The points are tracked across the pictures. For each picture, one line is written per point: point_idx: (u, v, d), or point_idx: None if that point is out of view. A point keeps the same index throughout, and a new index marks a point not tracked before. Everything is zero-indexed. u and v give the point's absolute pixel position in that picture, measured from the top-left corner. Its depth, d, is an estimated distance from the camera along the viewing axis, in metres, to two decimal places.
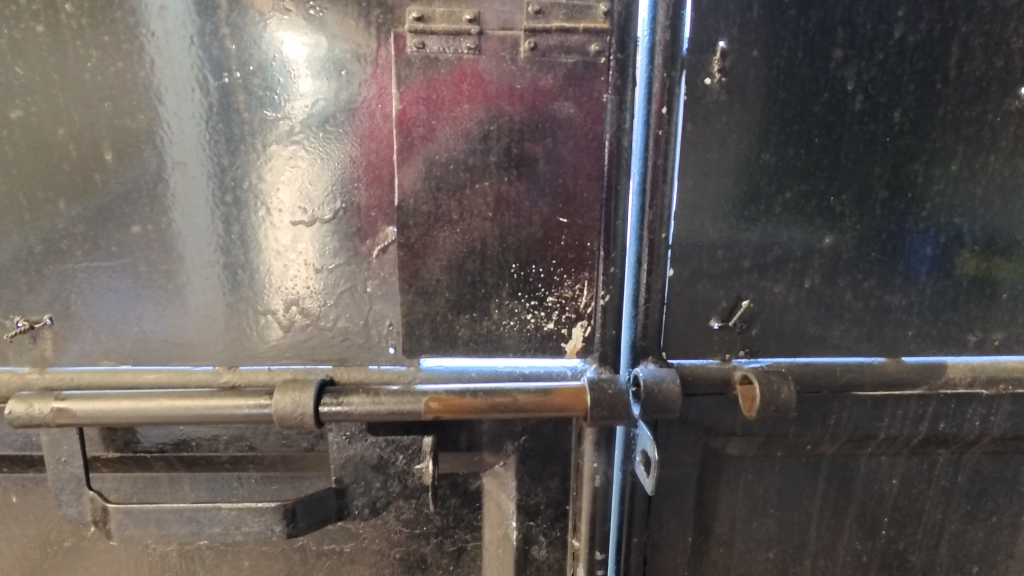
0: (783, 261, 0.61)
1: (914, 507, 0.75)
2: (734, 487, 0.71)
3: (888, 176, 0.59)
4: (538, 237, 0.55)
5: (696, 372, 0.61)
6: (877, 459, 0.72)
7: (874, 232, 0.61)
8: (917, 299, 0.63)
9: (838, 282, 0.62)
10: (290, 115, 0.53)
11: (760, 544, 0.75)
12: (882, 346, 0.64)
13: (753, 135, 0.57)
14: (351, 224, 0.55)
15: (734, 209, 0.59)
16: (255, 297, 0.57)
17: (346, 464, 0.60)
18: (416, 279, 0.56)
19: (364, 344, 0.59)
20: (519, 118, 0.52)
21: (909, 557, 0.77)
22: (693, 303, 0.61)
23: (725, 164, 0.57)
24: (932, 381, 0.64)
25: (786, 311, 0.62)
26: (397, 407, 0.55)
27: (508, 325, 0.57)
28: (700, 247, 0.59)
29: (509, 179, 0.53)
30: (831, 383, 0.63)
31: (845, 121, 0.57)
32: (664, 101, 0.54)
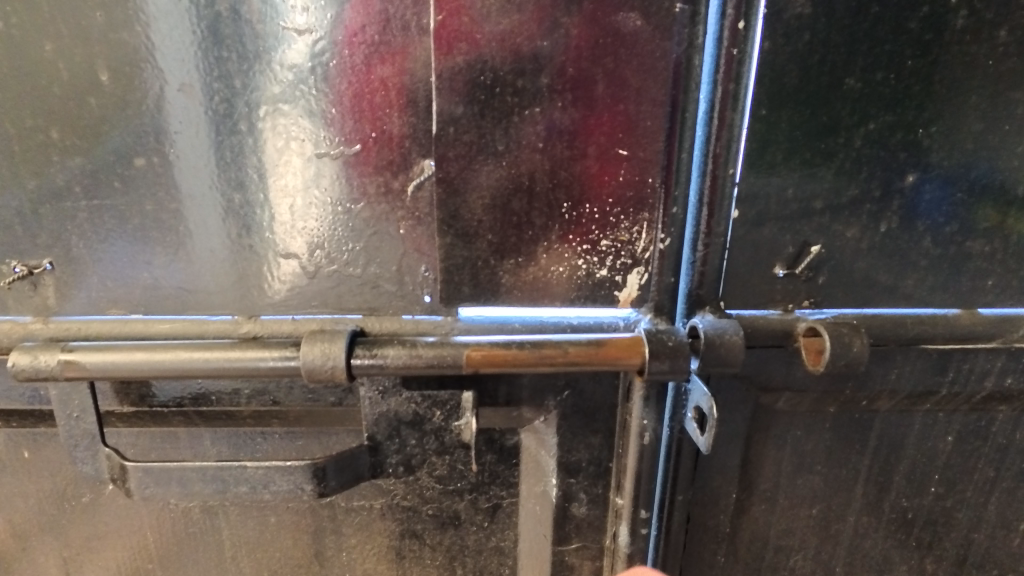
0: (859, 202, 0.54)
1: (970, 465, 0.71)
2: (783, 444, 0.67)
3: (985, 106, 0.52)
4: (594, 172, 0.49)
5: (756, 324, 0.57)
6: (933, 416, 0.68)
7: (963, 170, 0.54)
8: (1001, 246, 0.57)
9: (918, 227, 0.56)
10: (312, 28, 0.46)
11: (806, 502, 0.71)
12: (957, 296, 0.59)
13: (839, 57, 0.50)
14: (383, 156, 0.49)
15: (810, 142, 0.52)
16: (275, 239, 0.52)
17: (379, 420, 0.57)
18: (457, 219, 0.50)
19: (394, 292, 0.53)
20: (577, 32, 0.45)
21: (957, 515, 0.74)
22: (756, 249, 0.55)
23: (804, 90, 0.50)
24: (1006, 333, 0.60)
25: (857, 259, 0.56)
26: (437, 360, 0.50)
27: (556, 271, 0.52)
28: (770, 185, 0.53)
29: (564, 103, 0.47)
30: (901, 335, 0.59)
31: (943, 42, 0.50)
32: (740, 15, 0.48)
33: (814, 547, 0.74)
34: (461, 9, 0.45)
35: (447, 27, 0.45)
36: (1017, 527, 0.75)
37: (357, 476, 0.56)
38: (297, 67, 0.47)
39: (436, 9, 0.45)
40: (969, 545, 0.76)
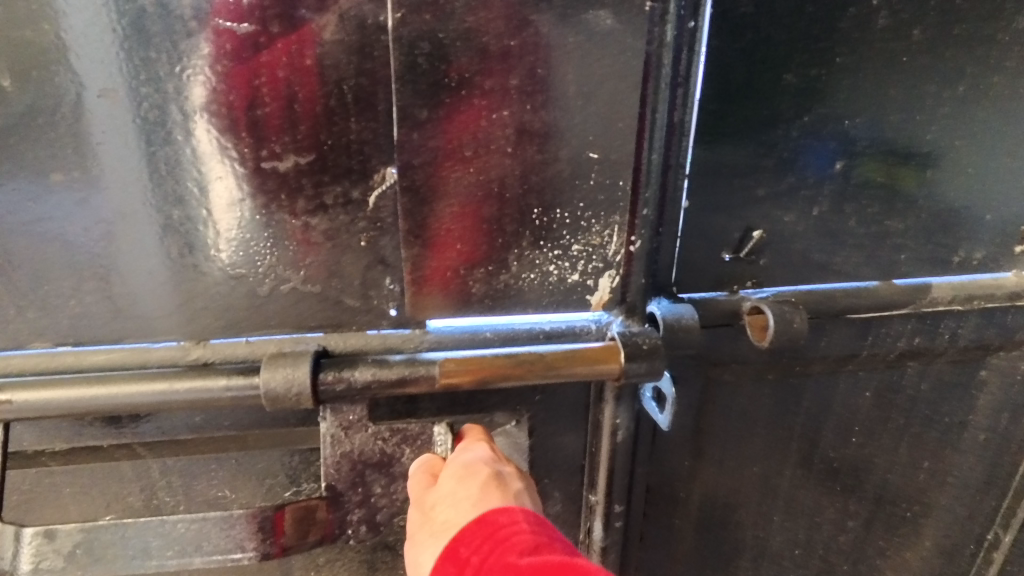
0: (795, 189, 0.58)
1: (887, 418, 0.79)
2: (730, 411, 0.72)
3: (900, 98, 0.57)
4: (567, 176, 0.48)
5: (707, 305, 0.59)
6: (854, 376, 0.74)
7: (882, 156, 0.59)
8: (913, 224, 0.63)
9: (847, 209, 0.61)
10: (258, 24, 0.41)
11: (751, 467, 0.77)
12: (876, 270, 0.64)
13: (778, 54, 0.52)
14: (342, 164, 0.46)
15: (753, 134, 0.55)
16: (224, 260, 0.47)
17: (340, 463, 0.51)
18: (424, 228, 0.48)
19: (359, 307, 0.50)
20: (548, 30, 0.43)
21: (875, 460, 0.82)
22: (708, 237, 0.57)
23: (747, 87, 0.53)
24: (923, 300, 0.65)
25: (794, 240, 0.60)
26: (412, 375, 0.48)
27: (529, 278, 0.51)
28: (717, 174, 0.55)
29: (535, 105, 0.45)
30: (834, 307, 0.62)
31: (869, 39, 0.54)
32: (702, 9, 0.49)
33: (755, 505, 0.81)
34: (424, 7, 0.42)
35: (409, 25, 0.42)
36: (926, 470, 0.84)
37: (312, 533, 0.50)
38: (240, 70, 0.42)
39: (396, 6, 0.42)
40: (886, 489, 0.84)
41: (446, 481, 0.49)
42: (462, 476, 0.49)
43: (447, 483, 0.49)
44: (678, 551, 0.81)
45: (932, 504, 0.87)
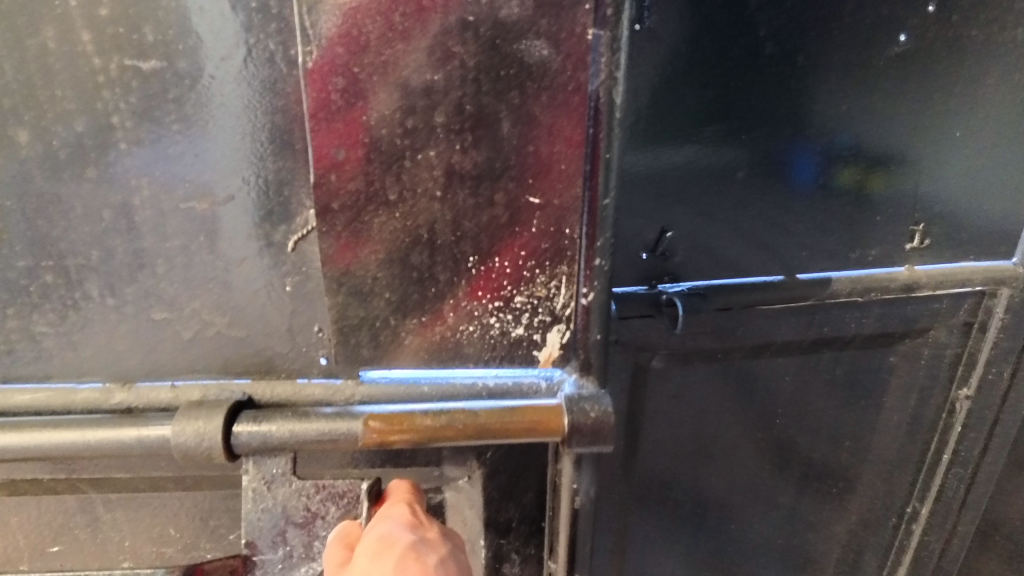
0: (704, 194, 0.65)
1: (833, 416, 0.83)
2: (665, 403, 0.74)
3: (790, 115, 0.65)
4: (504, 222, 0.42)
5: (630, 297, 0.64)
6: (794, 373, 0.78)
7: (782, 164, 0.67)
8: (822, 224, 0.70)
9: (750, 202, 0.67)
10: (162, 60, 0.38)
11: (698, 464, 0.78)
12: (784, 266, 0.70)
13: (677, 77, 0.60)
14: (261, 204, 0.43)
15: (658, 144, 0.62)
16: (144, 299, 0.45)
17: (261, 519, 0.46)
18: (348, 276, 0.43)
19: (288, 354, 0.47)
20: (474, 62, 0.38)
21: (841, 457, 0.86)
22: (636, 226, 0.63)
23: (652, 108, 0.61)
24: (830, 292, 0.71)
25: (707, 240, 0.66)
26: (330, 430, 0.44)
27: (466, 331, 0.46)
28: (631, 182, 0.62)
29: (466, 144, 0.40)
30: (741, 294, 0.68)
31: (759, 65, 0.62)
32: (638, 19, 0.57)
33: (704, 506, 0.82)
34: (334, 38, 0.38)
35: (320, 58, 0.38)
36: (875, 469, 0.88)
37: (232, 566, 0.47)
38: (146, 106, 0.40)
39: (305, 39, 0.38)
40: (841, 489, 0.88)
41: (361, 559, 0.44)
42: (379, 552, 0.44)
43: (361, 561, 0.43)
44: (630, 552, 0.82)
45: (883, 502, 0.91)
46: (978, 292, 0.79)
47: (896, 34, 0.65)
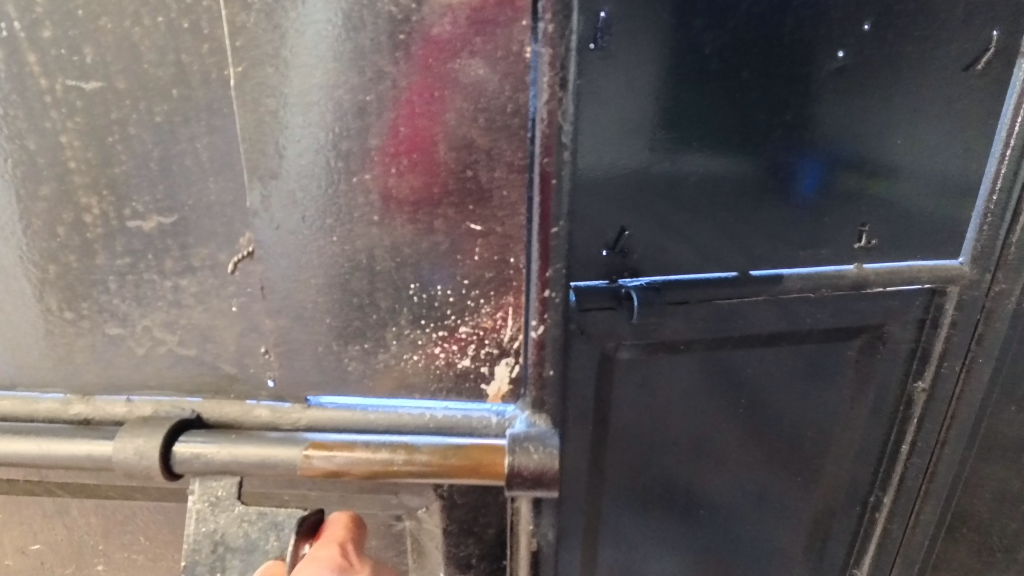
0: (673, 190, 0.78)
1: (784, 380, 0.96)
2: (627, 360, 0.86)
3: (740, 124, 0.78)
4: (445, 249, 0.40)
5: (591, 292, 0.79)
6: (752, 355, 0.92)
7: (750, 170, 0.80)
8: (798, 217, 0.84)
9: (688, 188, 0.78)
10: (105, 80, 0.39)
11: (658, 444, 0.94)
12: (740, 257, 0.84)
13: (641, 88, 0.73)
14: (202, 225, 0.42)
15: (625, 146, 0.75)
16: (98, 313, 0.45)
17: (201, 543, 0.44)
18: (287, 299, 0.42)
19: (237, 375, 0.46)
20: (406, 81, 0.36)
21: (800, 426, 1.01)
22: (592, 206, 0.75)
23: (617, 118, 0.74)
24: (772, 255, 0.76)
25: (670, 229, 0.80)
26: (269, 456, 0.42)
27: (410, 360, 0.43)
28: (594, 185, 0.75)
29: (402, 168, 0.38)
30: (686, 264, 0.75)
31: (707, 82, 0.75)
32: (591, 41, 0.70)
33: (664, 460, 0.96)
34: (264, 58, 0.37)
35: (253, 79, 0.37)
36: (824, 429, 1.02)
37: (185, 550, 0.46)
38: (92, 125, 0.40)
39: (236, 59, 0.37)
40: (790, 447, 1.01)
41: None
42: None
43: None
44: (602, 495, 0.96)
45: (850, 475, 1.06)
46: (927, 290, 0.93)
47: (818, 51, 0.77)
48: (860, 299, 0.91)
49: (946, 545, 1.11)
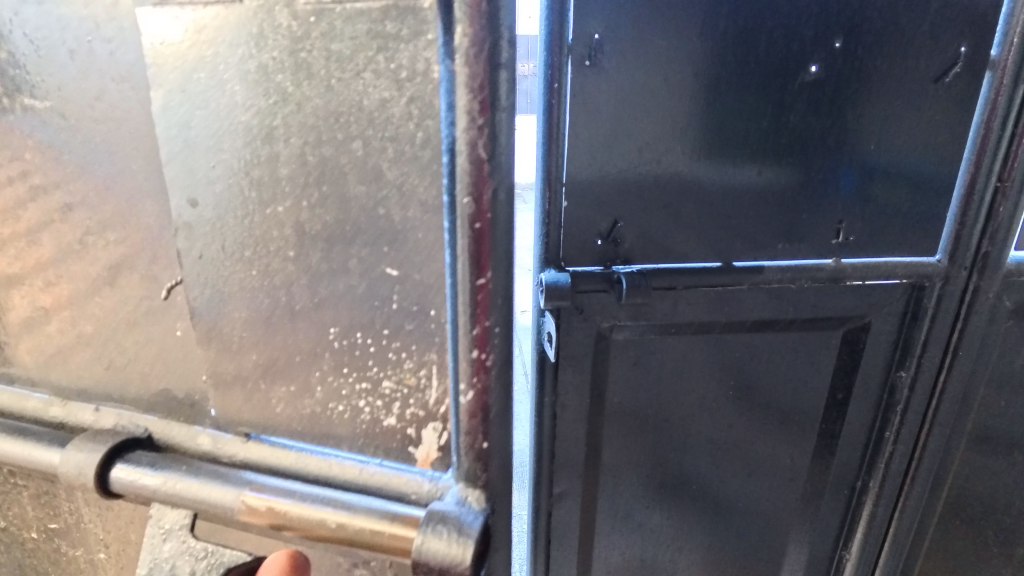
0: (693, 183, 0.67)
1: (803, 422, 0.82)
2: (624, 375, 0.77)
3: (774, 102, 0.65)
4: (364, 293, 0.31)
5: (584, 276, 0.68)
6: (777, 350, 0.77)
7: (780, 150, 0.67)
8: (842, 215, 0.69)
9: (687, 207, 0.68)
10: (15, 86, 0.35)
11: (656, 439, 0.81)
12: (760, 250, 0.71)
13: (648, 53, 0.62)
14: (86, 244, 0.35)
15: (629, 126, 0.64)
16: (39, 335, 0.42)
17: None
18: (190, 339, 0.35)
19: (181, 399, 0.36)
20: (307, 85, 0.28)
21: (838, 444, 0.83)
22: (585, 218, 0.67)
23: (621, 89, 0.63)
24: (762, 279, 0.71)
25: (678, 217, 0.68)
26: (170, 511, 0.34)
27: (334, 412, 0.34)
28: (593, 171, 0.65)
29: (310, 193, 0.30)
30: (680, 281, 0.70)
31: (732, 40, 0.62)
32: (587, 56, 0.61)
33: (667, 501, 0.86)
34: (145, 58, 0.30)
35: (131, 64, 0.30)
36: (857, 488, 0.85)
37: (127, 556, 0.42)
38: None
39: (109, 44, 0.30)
40: (809, 498, 0.87)
41: None
42: None
43: None
44: (597, 532, 0.87)
45: (911, 520, 0.85)
46: (906, 284, 0.72)
47: (823, 59, 0.63)
48: (896, 348, 0.76)
49: None
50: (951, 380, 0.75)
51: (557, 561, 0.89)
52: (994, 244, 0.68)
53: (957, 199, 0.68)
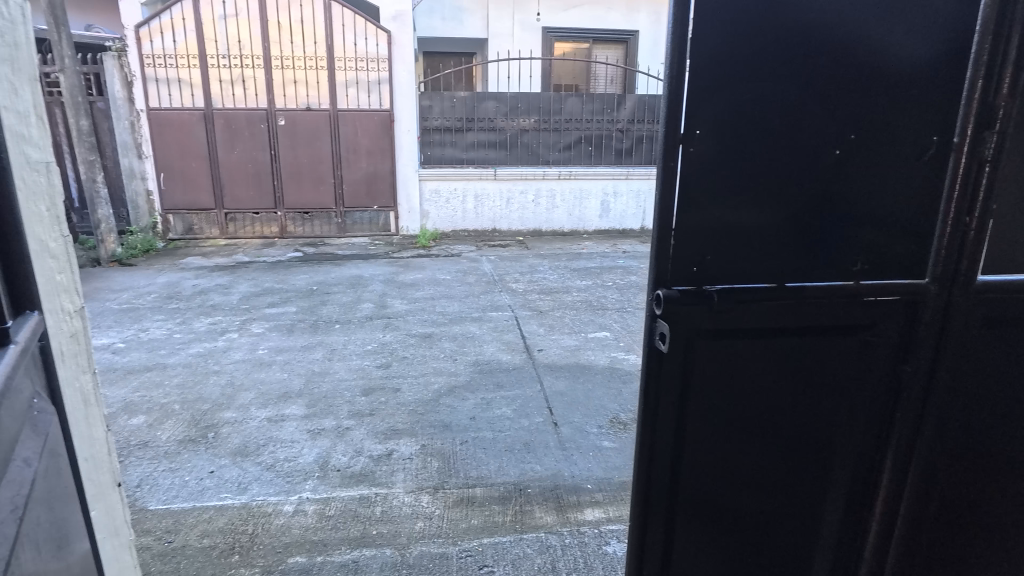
0: (758, 229, 0.94)
1: (837, 410, 1.05)
2: (706, 369, 0.98)
3: (814, 171, 0.93)
4: None
5: (687, 293, 0.93)
6: (818, 346, 1.00)
7: (820, 205, 0.94)
8: (864, 248, 0.97)
9: (753, 246, 0.94)
10: None
11: (727, 427, 1.03)
12: (805, 274, 0.97)
13: (733, 139, 0.89)
14: None
15: (717, 190, 0.91)
16: None
17: None
18: None
19: None
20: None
21: (863, 423, 1.06)
22: (684, 251, 0.93)
23: (714, 164, 0.90)
24: (805, 295, 0.96)
25: (748, 253, 0.94)
26: None
27: None
28: (694, 219, 0.92)
29: None
30: (750, 296, 0.94)
31: (786, 131, 0.90)
32: (689, 145, 0.88)
33: (732, 487, 1.07)
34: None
35: None
36: (877, 460, 1.08)
37: None
38: None
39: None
40: (840, 472, 1.09)
41: None
42: None
43: None
44: (678, 522, 1.06)
45: (917, 484, 1.08)
46: (909, 300, 0.98)
47: (842, 146, 0.92)
48: (901, 347, 1.02)
49: (999, 566, 1.15)
50: (940, 370, 1.02)
51: (649, 543, 1.06)
52: (968, 269, 0.96)
53: (936, 240, 0.98)
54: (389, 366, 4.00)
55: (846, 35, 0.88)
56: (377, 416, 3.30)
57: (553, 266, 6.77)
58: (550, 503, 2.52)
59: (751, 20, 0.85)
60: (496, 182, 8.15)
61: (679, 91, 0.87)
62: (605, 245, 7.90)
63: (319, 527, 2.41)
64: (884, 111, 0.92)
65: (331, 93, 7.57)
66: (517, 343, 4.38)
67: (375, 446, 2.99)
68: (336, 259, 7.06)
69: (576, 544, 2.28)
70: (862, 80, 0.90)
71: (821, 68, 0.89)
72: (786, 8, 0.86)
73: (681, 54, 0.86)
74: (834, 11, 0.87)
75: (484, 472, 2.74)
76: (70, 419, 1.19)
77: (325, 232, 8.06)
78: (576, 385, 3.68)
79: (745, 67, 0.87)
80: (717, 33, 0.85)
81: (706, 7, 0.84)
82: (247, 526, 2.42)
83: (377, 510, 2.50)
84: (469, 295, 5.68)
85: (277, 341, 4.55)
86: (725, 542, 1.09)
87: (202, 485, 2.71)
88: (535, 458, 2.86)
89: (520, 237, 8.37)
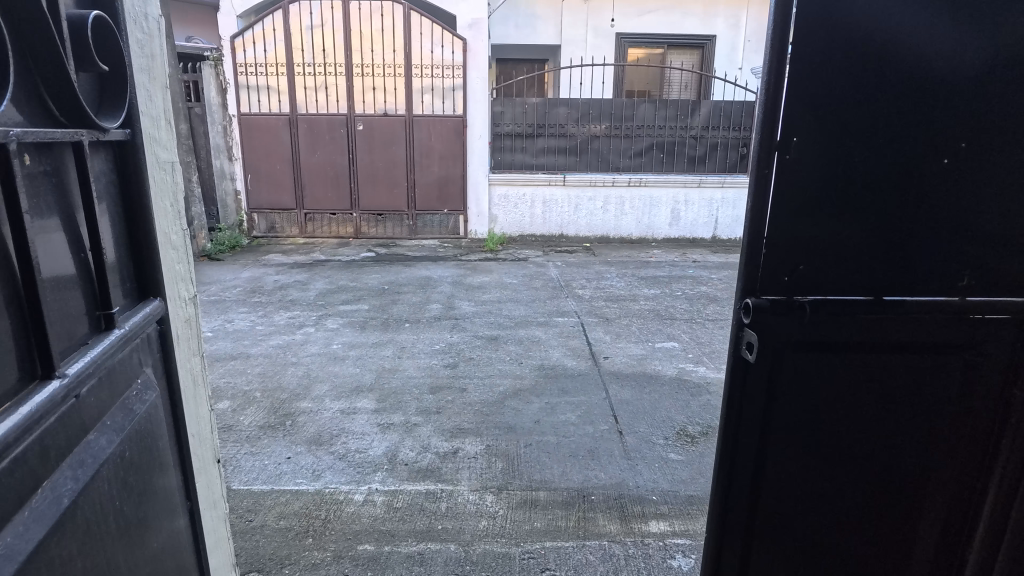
0: (855, 239, 0.91)
1: (937, 433, 0.99)
2: (794, 381, 0.96)
3: (919, 180, 0.89)
4: None
5: (777, 303, 0.91)
6: (917, 364, 0.95)
7: (924, 216, 0.90)
8: (973, 263, 0.92)
9: (849, 257, 0.91)
10: None
11: (814, 444, 1.00)
12: (905, 288, 0.92)
13: (831, 148, 0.88)
14: None
15: (813, 198, 0.89)
16: None
17: None
18: None
19: None
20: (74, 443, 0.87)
21: (965, 449, 1.00)
22: (776, 260, 0.92)
23: (811, 171, 0.89)
24: (905, 310, 0.91)
25: (844, 263, 0.92)
26: None
27: None
28: (787, 227, 0.91)
29: None
30: (843, 309, 0.91)
31: (890, 138, 0.87)
32: (784, 152, 0.88)
33: (816, 506, 1.03)
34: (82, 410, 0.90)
35: None
36: (978, 489, 1.01)
37: None
38: None
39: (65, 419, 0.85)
40: (936, 500, 1.02)
41: None
42: None
43: None
44: (757, 537, 1.03)
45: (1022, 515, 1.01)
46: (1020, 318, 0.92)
47: (952, 155, 0.88)
48: (1009, 369, 0.95)
49: None
50: None
51: (726, 555, 1.04)
52: None
53: None
54: (456, 366, 4.08)
55: (960, 38, 0.84)
56: (443, 415, 3.38)
57: (619, 273, 6.70)
58: (614, 512, 2.50)
59: (855, 25, 0.83)
60: (565, 188, 8.15)
61: (777, 98, 0.86)
62: (674, 254, 7.74)
63: (387, 517, 2.49)
64: (1000, 118, 0.86)
65: (407, 99, 7.81)
66: (582, 350, 4.37)
67: (441, 444, 3.06)
68: (406, 260, 7.28)
69: (640, 555, 2.25)
70: (977, 85, 0.86)
71: (932, 73, 0.85)
72: (895, 12, 0.83)
73: (781, 60, 0.85)
74: (949, 15, 0.83)
75: (548, 477, 2.75)
76: (183, 397, 1.31)
77: (397, 234, 8.31)
78: (642, 394, 3.62)
79: (848, 74, 0.85)
80: (820, 40, 0.84)
81: (807, 14, 0.83)
82: (320, 512, 2.54)
83: (442, 505, 2.56)
84: (535, 300, 5.71)
85: (350, 337, 4.74)
86: (806, 563, 1.05)
87: (280, 469, 2.85)
88: (600, 466, 2.84)
89: (587, 244, 8.33)
